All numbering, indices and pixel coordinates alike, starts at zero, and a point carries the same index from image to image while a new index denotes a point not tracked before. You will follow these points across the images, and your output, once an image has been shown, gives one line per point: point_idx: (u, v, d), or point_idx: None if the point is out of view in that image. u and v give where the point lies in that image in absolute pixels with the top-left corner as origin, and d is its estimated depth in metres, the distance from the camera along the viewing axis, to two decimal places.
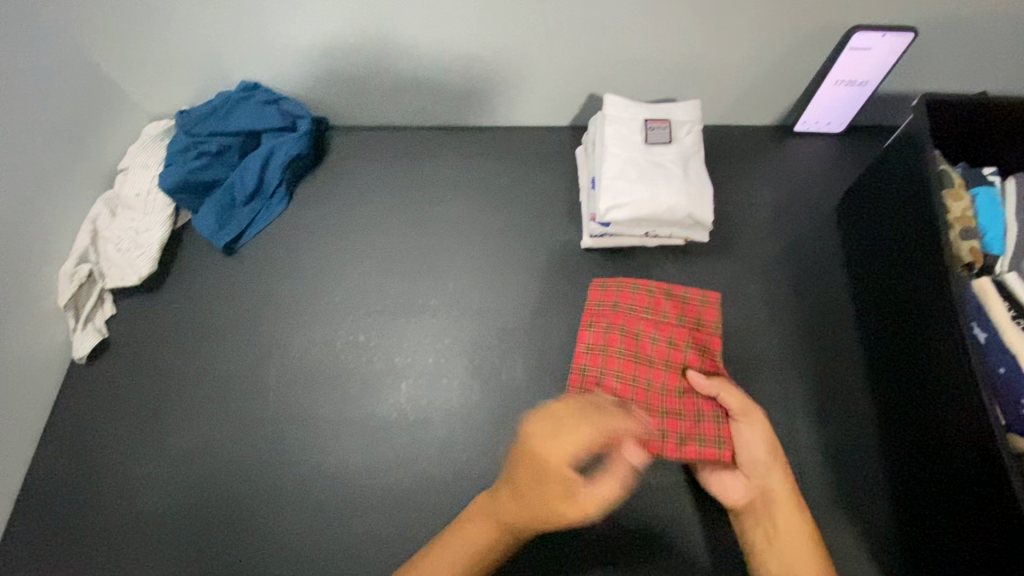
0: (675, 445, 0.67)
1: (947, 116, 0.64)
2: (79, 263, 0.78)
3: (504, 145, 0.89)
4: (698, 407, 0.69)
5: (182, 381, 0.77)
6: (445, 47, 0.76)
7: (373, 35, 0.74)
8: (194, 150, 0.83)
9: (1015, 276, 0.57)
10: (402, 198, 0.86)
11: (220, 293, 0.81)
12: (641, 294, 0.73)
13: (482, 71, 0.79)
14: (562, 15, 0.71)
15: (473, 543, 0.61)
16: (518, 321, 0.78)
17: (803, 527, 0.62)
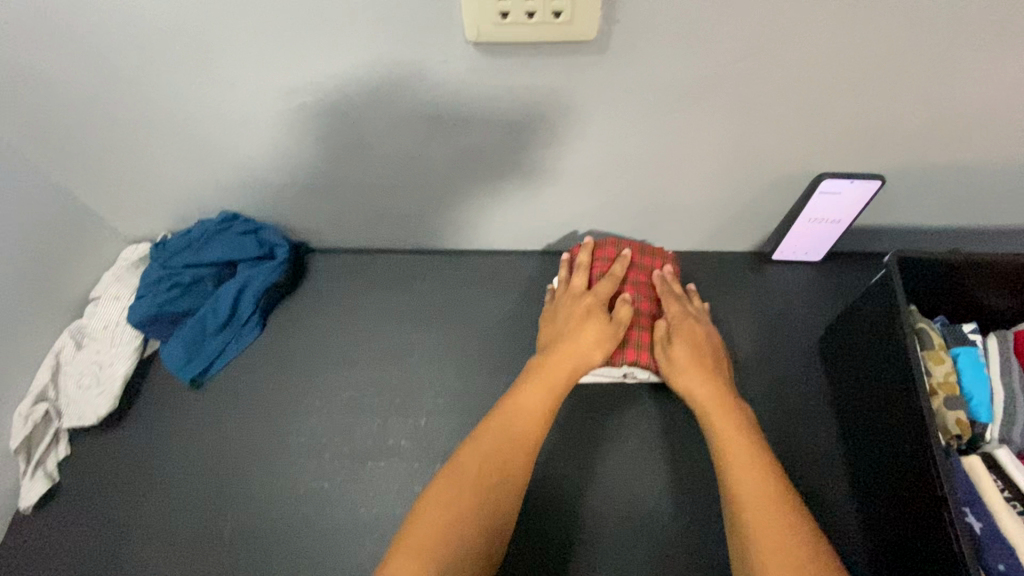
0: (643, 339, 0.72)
1: (921, 271, 0.64)
2: (36, 402, 0.75)
3: (483, 271, 0.89)
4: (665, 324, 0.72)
5: (131, 532, 0.72)
6: (420, 181, 0.78)
7: (350, 172, 0.76)
8: (167, 282, 0.82)
9: (1006, 452, 0.54)
10: (376, 327, 0.85)
11: (181, 432, 0.77)
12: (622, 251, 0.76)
13: (457, 205, 0.81)
14: (531, 158, 0.73)
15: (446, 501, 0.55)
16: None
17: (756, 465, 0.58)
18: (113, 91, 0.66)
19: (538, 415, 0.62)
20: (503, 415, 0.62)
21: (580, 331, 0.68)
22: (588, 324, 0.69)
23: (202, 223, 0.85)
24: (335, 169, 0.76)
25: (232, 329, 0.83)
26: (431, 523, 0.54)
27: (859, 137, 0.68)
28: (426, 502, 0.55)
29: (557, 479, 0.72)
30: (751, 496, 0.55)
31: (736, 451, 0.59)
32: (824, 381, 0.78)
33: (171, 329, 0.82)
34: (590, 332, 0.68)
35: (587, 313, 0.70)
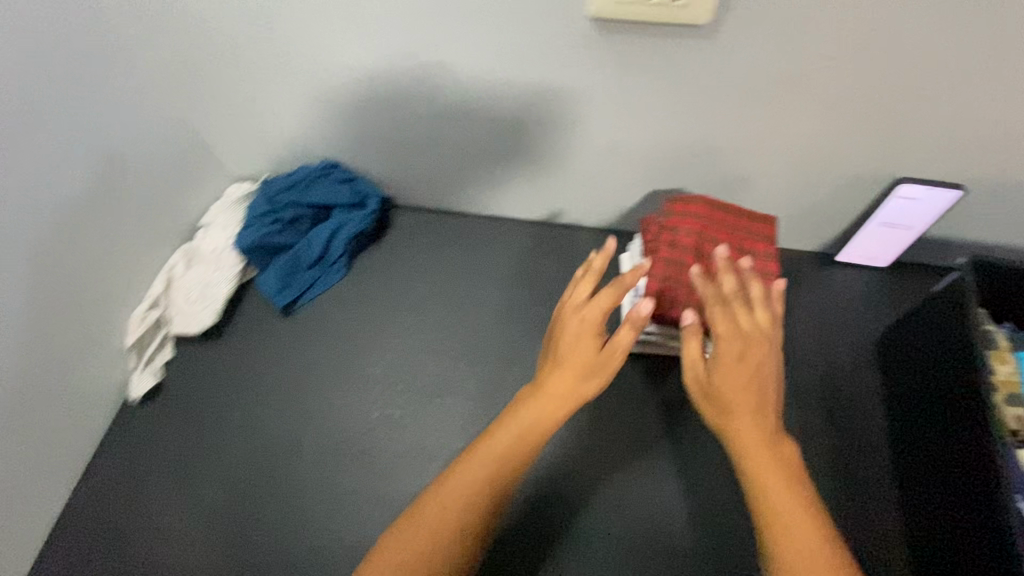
0: None
1: (991, 279, 0.66)
2: (149, 309, 0.84)
3: (553, 242, 0.94)
4: None
5: (219, 434, 0.80)
6: (511, 149, 0.83)
7: (448, 133, 0.82)
8: (270, 217, 0.90)
9: None
10: (451, 282, 0.91)
11: (271, 353, 0.85)
12: (715, 216, 0.75)
13: (540, 175, 0.86)
14: (618, 136, 0.78)
15: (426, 531, 0.55)
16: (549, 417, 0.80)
17: (796, 520, 0.53)
18: (251, 37, 0.73)
19: (513, 451, 0.58)
20: (493, 444, 0.59)
21: (576, 359, 0.61)
22: (585, 350, 0.61)
23: (305, 167, 0.93)
24: (435, 130, 0.83)
25: (322, 267, 0.91)
26: (403, 553, 0.54)
27: (946, 145, 0.70)
28: (409, 524, 0.56)
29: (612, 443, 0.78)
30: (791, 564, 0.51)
31: (774, 491, 0.54)
32: (875, 378, 0.81)
33: (269, 260, 0.90)
34: (581, 368, 0.60)
35: (585, 347, 0.61)
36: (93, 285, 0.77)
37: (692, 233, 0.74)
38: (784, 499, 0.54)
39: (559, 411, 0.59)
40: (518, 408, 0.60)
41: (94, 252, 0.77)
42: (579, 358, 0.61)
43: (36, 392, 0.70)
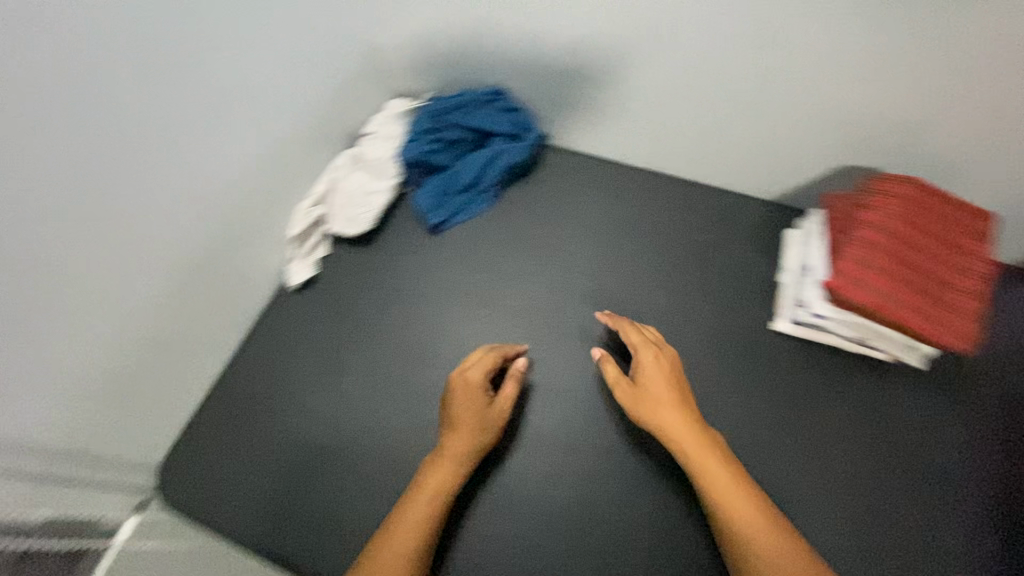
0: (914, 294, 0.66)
1: None
2: (313, 206, 0.86)
3: (708, 206, 0.90)
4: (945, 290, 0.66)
5: (363, 335, 0.84)
6: (699, 101, 0.78)
7: (635, 77, 0.78)
8: (432, 135, 0.90)
9: None
10: (599, 229, 0.90)
11: (420, 268, 0.88)
12: (928, 198, 0.68)
13: (719, 133, 0.81)
14: (831, 101, 0.71)
15: (417, 515, 0.67)
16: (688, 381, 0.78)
17: (723, 475, 0.66)
18: None
19: (461, 453, 0.71)
20: (458, 436, 0.72)
21: (476, 401, 0.74)
22: (480, 397, 0.75)
23: (471, 90, 0.91)
24: (617, 75, 0.79)
25: (473, 192, 0.91)
26: (401, 543, 0.65)
27: None
28: (397, 521, 0.67)
29: (759, 428, 0.75)
30: (734, 511, 0.64)
31: (721, 486, 0.65)
32: None
33: (425, 178, 0.91)
34: (476, 418, 0.73)
35: (478, 402, 0.74)
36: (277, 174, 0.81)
37: (897, 218, 0.67)
38: (728, 496, 0.65)
39: (482, 437, 0.73)
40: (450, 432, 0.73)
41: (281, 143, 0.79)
42: (472, 414, 0.73)
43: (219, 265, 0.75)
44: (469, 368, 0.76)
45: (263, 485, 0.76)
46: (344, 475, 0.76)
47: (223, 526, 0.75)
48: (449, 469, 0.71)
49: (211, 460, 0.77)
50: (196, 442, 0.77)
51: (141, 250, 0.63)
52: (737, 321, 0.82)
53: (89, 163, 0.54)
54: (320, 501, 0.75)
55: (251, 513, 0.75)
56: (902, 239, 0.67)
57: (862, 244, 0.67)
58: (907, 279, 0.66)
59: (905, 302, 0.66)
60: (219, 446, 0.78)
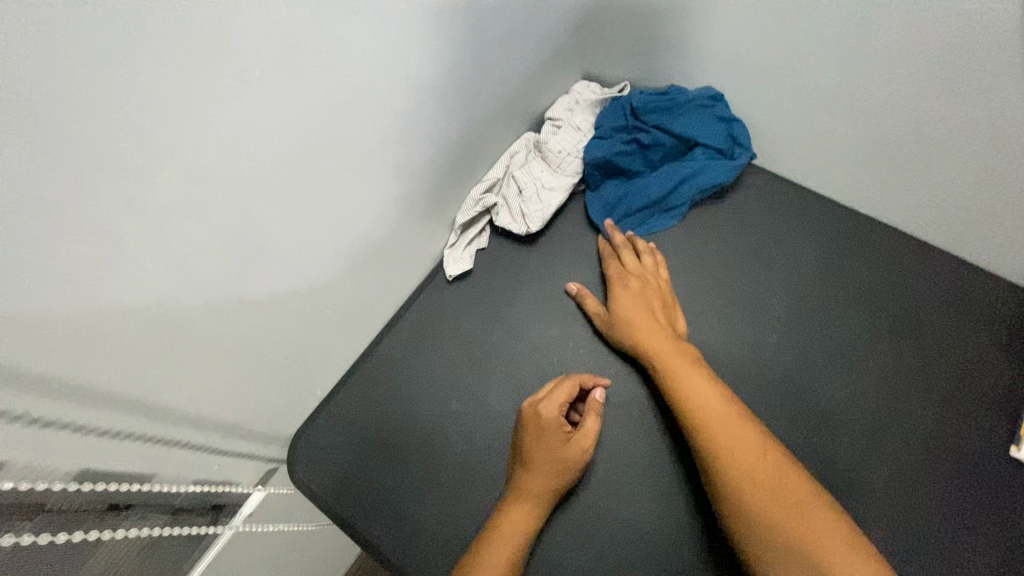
0: None
1: None
2: (483, 193, 0.79)
3: (935, 278, 0.76)
4: None
5: (514, 341, 0.76)
6: (966, 145, 0.67)
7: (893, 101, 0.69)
8: (628, 134, 0.81)
9: None
10: (801, 281, 0.77)
11: (587, 281, 0.79)
12: None
13: (977, 186, 0.70)
14: None
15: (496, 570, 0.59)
16: (892, 488, 0.65)
17: (731, 412, 0.62)
18: None
19: (543, 493, 0.63)
20: (543, 477, 0.64)
21: (556, 433, 0.65)
22: (559, 431, 0.66)
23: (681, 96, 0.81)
24: (873, 96, 0.70)
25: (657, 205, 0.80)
26: None
27: None
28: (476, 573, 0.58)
29: (919, 511, 0.63)
30: (745, 460, 0.58)
31: (717, 417, 0.61)
32: None
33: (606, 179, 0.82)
34: (555, 459, 0.64)
35: (563, 450, 0.65)
36: (465, 143, 0.75)
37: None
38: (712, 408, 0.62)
39: (557, 484, 0.64)
40: (533, 467, 0.64)
41: (480, 110, 0.74)
42: (551, 457, 0.64)
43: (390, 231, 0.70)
44: (542, 404, 0.68)
45: (389, 484, 0.70)
46: (477, 495, 0.68)
47: (342, 517, 0.69)
48: (542, 511, 0.63)
49: (340, 443, 0.72)
50: (329, 422, 0.73)
51: (340, 204, 0.60)
52: (959, 427, 0.68)
53: (328, 103, 0.52)
54: (444, 518, 0.68)
55: (371, 508, 0.69)
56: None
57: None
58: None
59: None
60: (351, 430, 0.72)
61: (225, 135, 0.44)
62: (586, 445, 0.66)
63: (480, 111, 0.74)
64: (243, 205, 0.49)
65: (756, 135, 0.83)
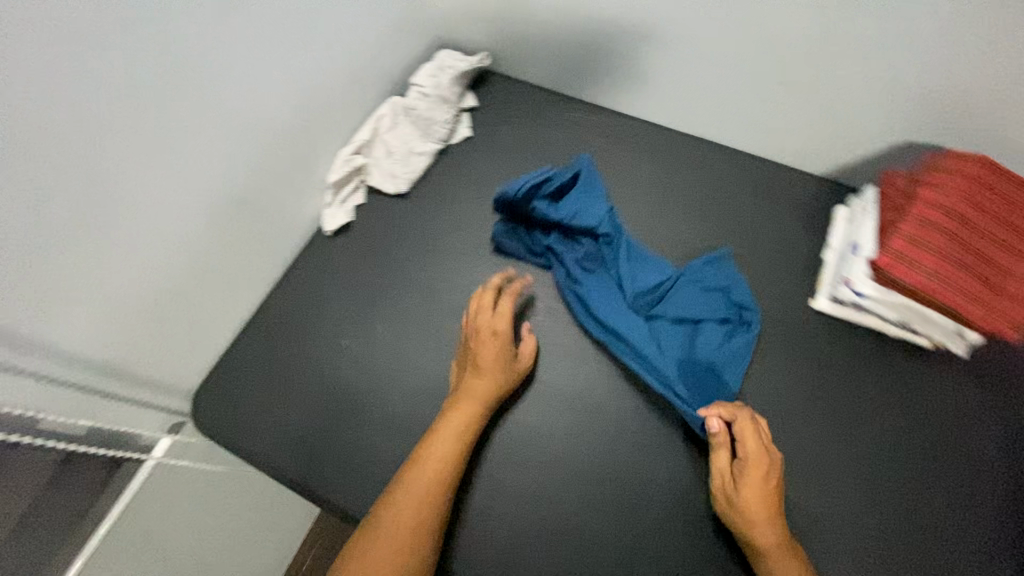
0: (969, 277, 0.62)
1: None
2: (354, 153, 0.87)
3: (756, 175, 0.86)
4: (1006, 274, 0.62)
5: (392, 281, 0.83)
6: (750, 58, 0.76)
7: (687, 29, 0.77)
8: (642, 304, 0.78)
9: None
10: (642, 197, 0.87)
11: (454, 222, 0.87)
12: (983, 171, 0.64)
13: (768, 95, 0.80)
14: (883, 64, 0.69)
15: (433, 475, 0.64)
16: (720, 352, 0.75)
17: None
18: None
19: (486, 402, 0.69)
20: (491, 383, 0.70)
21: (503, 347, 0.72)
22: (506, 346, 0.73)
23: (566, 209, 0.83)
24: (671, 30, 0.78)
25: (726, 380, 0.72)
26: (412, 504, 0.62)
27: None
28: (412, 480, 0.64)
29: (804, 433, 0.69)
30: None
31: None
32: None
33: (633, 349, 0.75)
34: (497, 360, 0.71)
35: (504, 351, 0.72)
36: (320, 109, 0.81)
37: (962, 197, 0.64)
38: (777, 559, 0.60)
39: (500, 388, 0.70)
40: (483, 375, 0.70)
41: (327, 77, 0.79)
42: (497, 364, 0.71)
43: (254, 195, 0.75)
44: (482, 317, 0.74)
45: (293, 422, 0.76)
46: (371, 420, 0.76)
47: (247, 453, 0.76)
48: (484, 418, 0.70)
49: (241, 391, 0.78)
50: (228, 373, 0.79)
51: (202, 174, 0.66)
52: (776, 295, 0.78)
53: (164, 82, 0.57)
54: (344, 442, 0.75)
55: (276, 445, 0.76)
56: (966, 222, 0.63)
57: (920, 223, 0.64)
58: (968, 263, 0.62)
59: (959, 287, 0.62)
60: (250, 379, 0.78)
61: (75, 115, 0.50)
62: (526, 356, 0.74)
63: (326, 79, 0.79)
64: (94, 180, 0.54)
65: (593, 75, 0.91)
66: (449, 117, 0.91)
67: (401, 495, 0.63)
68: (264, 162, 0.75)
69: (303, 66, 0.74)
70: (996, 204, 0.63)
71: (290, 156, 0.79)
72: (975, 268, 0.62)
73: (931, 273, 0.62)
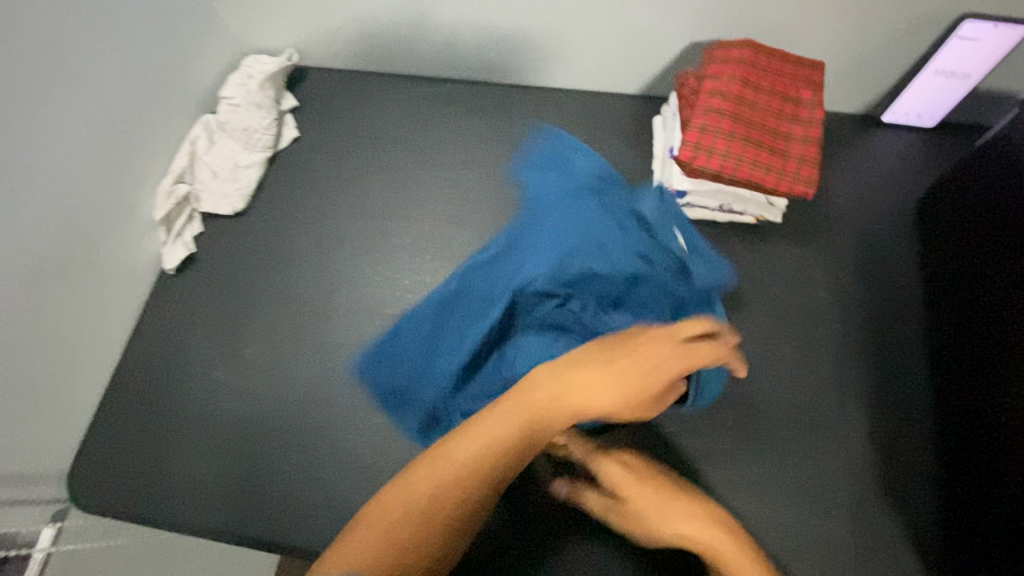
0: (756, 149, 0.68)
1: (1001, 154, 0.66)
2: (178, 182, 0.83)
3: (580, 107, 0.89)
4: (784, 139, 0.69)
5: (251, 302, 0.80)
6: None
7: None
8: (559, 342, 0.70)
9: None
10: (481, 155, 0.88)
11: (301, 227, 0.85)
12: (746, 55, 0.71)
13: (567, 30, 0.81)
14: None
15: (394, 535, 0.51)
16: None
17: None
18: None
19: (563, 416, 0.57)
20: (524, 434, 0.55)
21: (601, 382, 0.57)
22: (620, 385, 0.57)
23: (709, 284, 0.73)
24: None
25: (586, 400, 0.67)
26: (363, 540, 0.51)
27: None
28: (374, 504, 0.53)
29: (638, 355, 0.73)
30: None
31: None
32: (914, 242, 0.78)
33: (454, 371, 0.69)
34: (630, 399, 0.57)
35: (655, 385, 0.58)
36: (119, 151, 0.75)
37: (734, 82, 0.69)
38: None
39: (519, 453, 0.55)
40: (512, 413, 0.55)
41: (115, 117, 0.73)
42: (546, 400, 0.56)
43: (71, 258, 0.69)
44: (673, 351, 0.59)
45: (188, 469, 0.72)
46: (266, 443, 0.73)
47: (140, 517, 0.71)
48: (489, 477, 0.54)
49: (120, 455, 0.73)
50: (101, 440, 0.74)
51: None
52: None
53: None
54: (249, 470, 0.71)
55: (177, 497, 0.71)
56: (743, 102, 0.69)
57: (706, 113, 0.69)
58: (753, 137, 0.68)
59: (752, 160, 0.68)
60: (126, 439, 0.74)
61: None
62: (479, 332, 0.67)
63: (115, 119, 0.73)
64: None
65: (403, 47, 0.90)
66: (270, 121, 0.87)
67: (363, 522, 0.52)
68: (72, 223, 0.69)
69: (82, 110, 0.68)
70: (762, 80, 0.70)
71: (102, 208, 0.73)
72: (758, 142, 0.68)
73: (726, 154, 0.68)
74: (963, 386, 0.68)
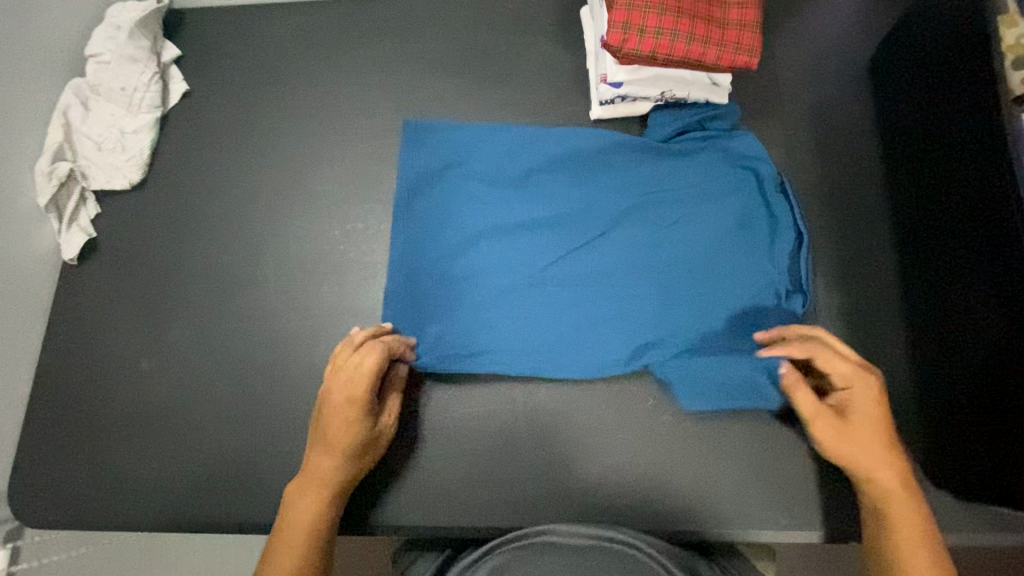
0: (689, 23, 0.61)
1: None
2: (55, 160, 0.71)
3: (498, 10, 0.80)
4: (720, 7, 0.62)
5: (170, 279, 0.72)
6: None
7: None
8: (585, 313, 0.68)
9: None
10: (396, 80, 0.79)
11: (210, 190, 0.76)
12: None
13: None
14: None
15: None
16: (556, 245, 0.70)
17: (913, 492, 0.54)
18: None
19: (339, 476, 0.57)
20: (337, 433, 0.57)
21: (360, 377, 0.58)
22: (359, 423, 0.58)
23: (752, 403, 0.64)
24: None
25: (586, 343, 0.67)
26: None
27: None
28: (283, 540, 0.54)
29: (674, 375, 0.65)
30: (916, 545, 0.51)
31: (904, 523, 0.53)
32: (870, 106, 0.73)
33: (497, 312, 0.68)
34: (352, 397, 0.58)
35: (361, 394, 0.58)
36: None
37: None
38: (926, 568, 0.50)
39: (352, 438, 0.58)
40: (342, 405, 0.57)
41: None
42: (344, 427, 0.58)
43: None
44: (336, 384, 0.58)
45: (138, 468, 0.67)
46: (216, 426, 0.67)
47: (96, 523, 0.66)
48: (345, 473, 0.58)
49: (59, 464, 0.68)
50: (35, 454, 0.68)
51: None
52: (559, 122, 0.75)
53: None
54: (201, 456, 0.67)
55: (131, 496, 0.66)
56: None
57: None
58: (686, 10, 0.61)
59: (688, 34, 0.61)
60: (63, 445, 0.68)
61: None
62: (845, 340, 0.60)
63: None
64: None
65: None
66: (152, 76, 0.77)
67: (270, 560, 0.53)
68: None
69: None
70: None
71: None
72: (692, 15, 0.61)
73: (658, 34, 0.60)
74: (928, 246, 0.65)
